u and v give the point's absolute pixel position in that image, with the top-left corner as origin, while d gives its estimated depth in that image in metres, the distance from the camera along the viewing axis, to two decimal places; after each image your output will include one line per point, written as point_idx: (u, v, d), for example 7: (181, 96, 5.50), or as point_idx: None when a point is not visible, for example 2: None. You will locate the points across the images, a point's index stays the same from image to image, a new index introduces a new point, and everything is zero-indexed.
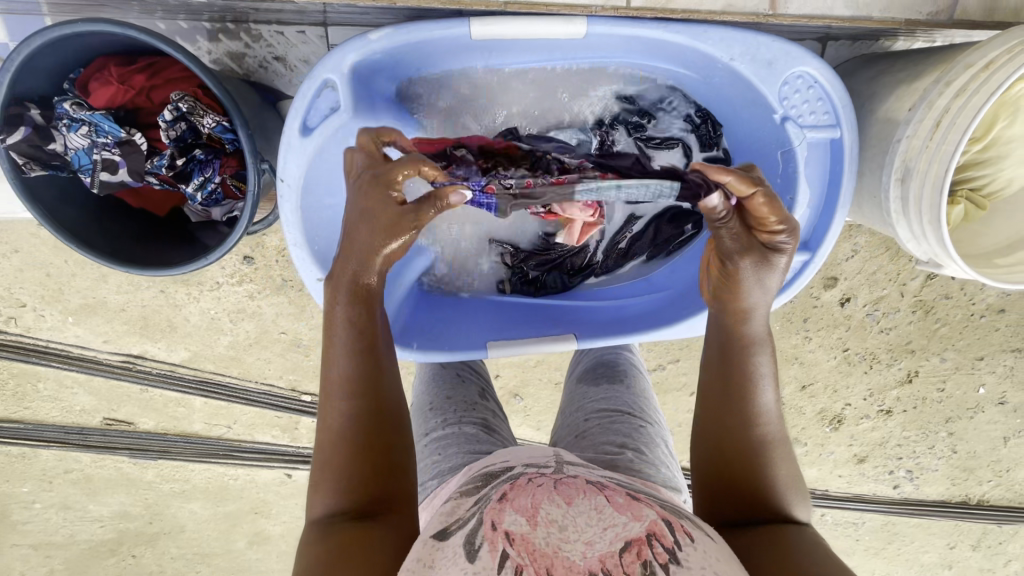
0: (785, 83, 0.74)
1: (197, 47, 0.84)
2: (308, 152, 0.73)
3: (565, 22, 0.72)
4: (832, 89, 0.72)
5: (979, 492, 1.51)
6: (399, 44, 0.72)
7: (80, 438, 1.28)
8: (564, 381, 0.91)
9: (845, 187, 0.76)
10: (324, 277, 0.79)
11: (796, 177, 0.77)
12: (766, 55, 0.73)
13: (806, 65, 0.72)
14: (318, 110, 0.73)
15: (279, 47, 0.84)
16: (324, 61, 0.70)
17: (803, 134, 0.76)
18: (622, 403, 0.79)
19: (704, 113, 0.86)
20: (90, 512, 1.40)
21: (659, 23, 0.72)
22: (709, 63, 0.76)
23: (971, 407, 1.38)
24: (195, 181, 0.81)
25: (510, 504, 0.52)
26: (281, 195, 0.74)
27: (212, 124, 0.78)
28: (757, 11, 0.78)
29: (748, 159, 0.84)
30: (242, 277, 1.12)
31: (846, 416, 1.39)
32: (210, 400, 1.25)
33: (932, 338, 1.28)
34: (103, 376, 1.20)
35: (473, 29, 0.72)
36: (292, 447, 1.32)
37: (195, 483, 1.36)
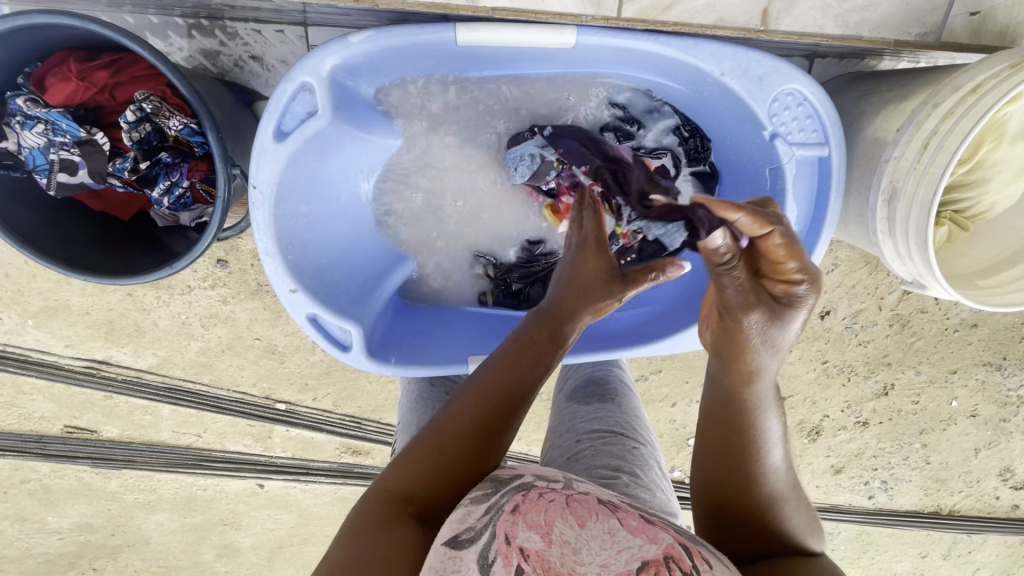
0: (774, 100, 0.74)
1: (168, 43, 0.80)
2: (283, 158, 0.70)
3: (555, 32, 0.71)
4: (821, 107, 0.72)
5: (950, 502, 1.54)
6: (380, 48, 0.70)
7: (39, 446, 1.22)
8: (554, 397, 0.90)
9: (833, 204, 0.75)
10: (297, 287, 0.75)
11: (784, 194, 0.78)
12: (755, 71, 0.72)
13: (795, 83, 0.72)
14: (294, 114, 0.70)
15: (257, 45, 0.81)
16: (302, 64, 0.67)
17: (792, 151, 0.76)
18: (615, 423, 0.78)
19: (693, 127, 0.86)
20: (48, 524, 1.33)
21: (650, 35, 0.72)
22: (699, 77, 0.76)
23: (944, 419, 1.40)
24: (161, 185, 0.79)
25: (523, 518, 0.49)
26: (254, 202, 0.71)
27: (179, 125, 0.75)
28: (748, 26, 0.78)
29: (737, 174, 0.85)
30: (216, 280, 1.08)
31: (823, 427, 1.40)
32: (178, 408, 1.20)
33: (908, 351, 1.30)
34: (64, 382, 1.15)
35: (458, 35, 0.70)
36: (265, 456, 1.28)
37: (161, 493, 1.31)
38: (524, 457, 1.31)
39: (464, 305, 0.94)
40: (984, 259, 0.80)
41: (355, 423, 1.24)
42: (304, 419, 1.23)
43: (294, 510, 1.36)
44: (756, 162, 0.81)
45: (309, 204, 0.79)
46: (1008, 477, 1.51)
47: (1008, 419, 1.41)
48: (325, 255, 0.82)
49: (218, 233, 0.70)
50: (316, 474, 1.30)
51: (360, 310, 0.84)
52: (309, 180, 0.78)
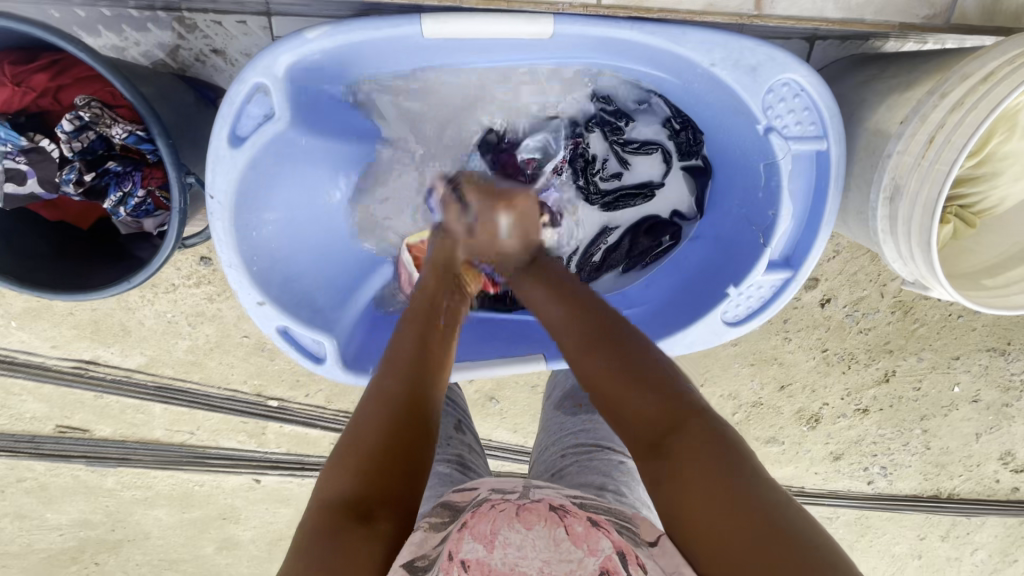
0: (769, 92, 0.70)
1: (124, 37, 0.77)
2: (240, 165, 0.67)
3: (529, 21, 0.67)
4: (819, 99, 0.68)
5: (950, 485, 1.54)
6: (339, 44, 0.66)
7: (32, 446, 1.22)
8: (541, 405, 0.90)
9: (830, 203, 0.72)
10: (264, 301, 0.74)
11: (780, 190, 0.74)
12: (749, 60, 0.68)
13: (791, 72, 0.68)
14: (250, 117, 0.67)
15: (218, 39, 0.77)
16: (255, 63, 0.63)
17: (788, 146, 0.71)
18: (601, 437, 0.77)
19: (684, 120, 0.85)
20: (48, 520, 1.34)
21: (628, 22, 0.67)
22: (688, 67, 0.72)
23: (946, 405, 1.39)
24: (112, 197, 0.76)
25: (470, 531, 0.53)
26: (212, 211, 0.68)
27: (124, 133, 0.73)
28: (741, 11, 0.74)
29: (730, 168, 0.82)
30: (200, 278, 1.06)
31: (823, 415, 1.37)
32: (170, 406, 1.19)
33: (910, 338, 1.27)
34: (54, 384, 1.14)
35: (426, 28, 0.65)
36: (259, 452, 1.27)
37: (158, 489, 1.31)
38: (520, 450, 1.30)
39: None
40: (987, 258, 0.76)
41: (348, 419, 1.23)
42: (297, 415, 1.22)
43: (292, 504, 1.36)
44: (751, 156, 0.77)
45: (275, 210, 0.77)
46: (1009, 461, 1.50)
47: (1011, 403, 1.39)
48: (292, 261, 0.80)
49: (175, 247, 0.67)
50: (312, 469, 1.30)
51: (332, 325, 0.82)
52: (272, 184, 0.74)
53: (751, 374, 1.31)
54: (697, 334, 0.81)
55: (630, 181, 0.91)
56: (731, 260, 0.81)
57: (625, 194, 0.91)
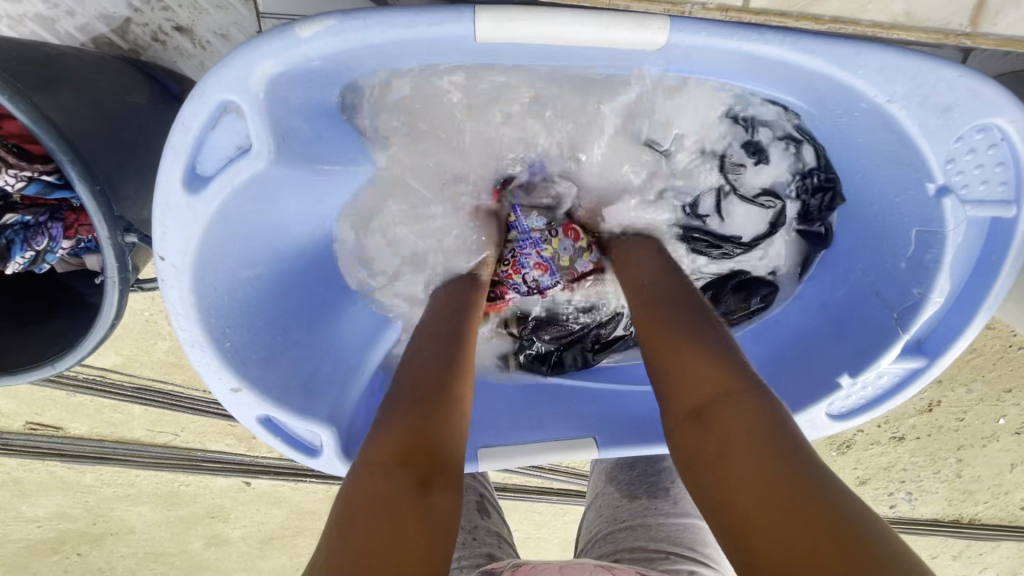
0: (958, 139, 0.58)
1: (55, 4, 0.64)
2: (202, 214, 0.56)
3: (639, 24, 0.52)
4: (1023, 154, 0.56)
5: (973, 511, 1.48)
6: (336, 51, 0.51)
7: (1, 441, 1.11)
8: (591, 500, 0.82)
9: (997, 285, 0.63)
10: (240, 386, 0.65)
11: (937, 266, 0.65)
12: (944, 99, 0.56)
13: (997, 117, 0.56)
14: (217, 148, 0.55)
15: (181, 12, 0.66)
16: (217, 76, 0.50)
17: (964, 211, 0.61)
18: (659, 533, 0.68)
19: (829, 177, 0.73)
20: (24, 513, 1.26)
21: (785, 40, 0.53)
22: (851, 102, 0.59)
23: (986, 436, 1.30)
24: (22, 256, 0.68)
25: None
26: (166, 278, 0.58)
27: (15, 181, 0.64)
28: (954, 28, 0.60)
29: (872, 224, 0.73)
30: None
31: (855, 441, 1.28)
32: (150, 408, 1.08)
33: (962, 368, 1.17)
34: (19, 380, 1.02)
35: (480, 30, 0.51)
36: (250, 456, 1.18)
37: (142, 487, 1.22)
38: (529, 466, 1.21)
39: (485, 371, 0.86)
40: None
41: None
42: None
43: (285, 506, 1.28)
44: (901, 216, 0.68)
45: (252, 267, 0.66)
46: None
47: None
48: (284, 322, 0.71)
49: (112, 323, 0.61)
50: (306, 474, 1.21)
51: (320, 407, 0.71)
52: (246, 229, 0.62)
53: None
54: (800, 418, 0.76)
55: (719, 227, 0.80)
56: (855, 336, 0.75)
57: (704, 240, 0.80)
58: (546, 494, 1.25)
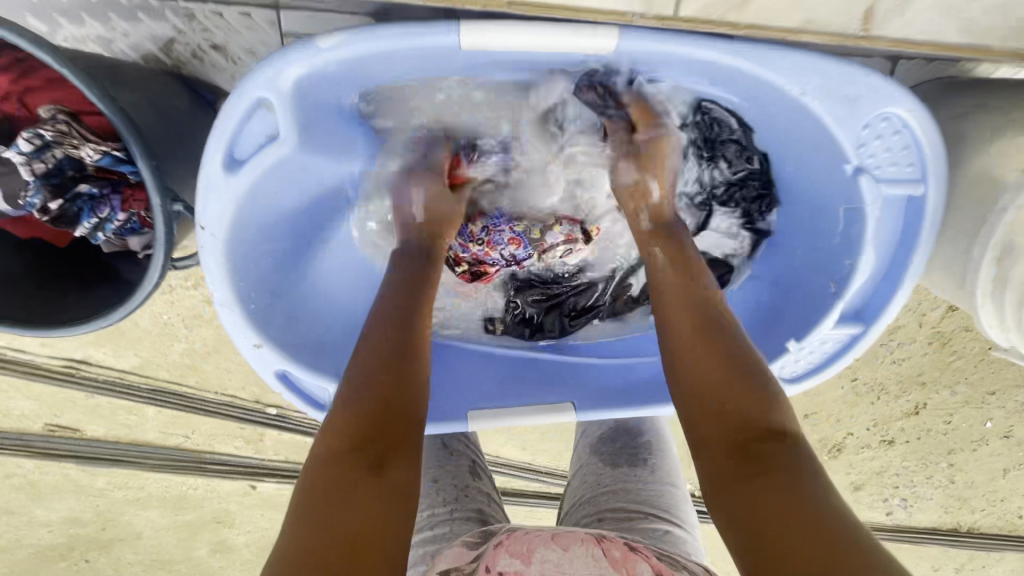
0: (865, 127, 0.65)
1: (111, 27, 0.69)
2: (234, 193, 0.62)
3: (593, 33, 0.59)
4: (924, 136, 0.63)
5: (970, 519, 1.49)
6: (357, 56, 0.58)
7: (21, 443, 1.16)
8: (573, 451, 0.84)
9: (916, 257, 0.69)
10: (262, 343, 0.71)
11: (860, 238, 0.70)
12: (849, 92, 0.63)
13: (896, 105, 0.62)
14: (250, 137, 0.61)
15: (218, 33, 0.70)
16: (254, 77, 0.57)
17: (879, 190, 0.67)
18: (643, 500, 0.71)
19: (767, 182, 0.81)
20: (37, 517, 1.29)
21: (719, 44, 0.61)
22: (774, 95, 0.66)
23: (975, 440, 1.32)
24: (88, 222, 0.72)
25: (505, 549, 0.59)
26: (203, 244, 0.64)
27: (93, 154, 0.68)
28: (846, 31, 0.68)
29: (801, 206, 0.78)
30: (198, 279, 0.99)
31: (846, 445, 1.31)
32: (164, 409, 1.13)
33: (944, 370, 1.20)
34: (42, 382, 1.08)
35: (462, 39, 0.58)
36: (257, 459, 1.22)
37: (152, 491, 1.26)
38: (527, 469, 1.24)
39: (472, 338, 0.90)
40: None
41: None
42: (298, 424, 1.16)
43: None
44: (830, 199, 0.73)
45: (273, 241, 0.72)
46: None
47: None
48: (302, 290, 0.79)
49: (156, 283, 0.63)
50: None
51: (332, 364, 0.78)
52: (273, 208, 0.69)
53: None
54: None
55: None
56: (796, 307, 0.79)
57: None
58: (544, 498, 1.27)
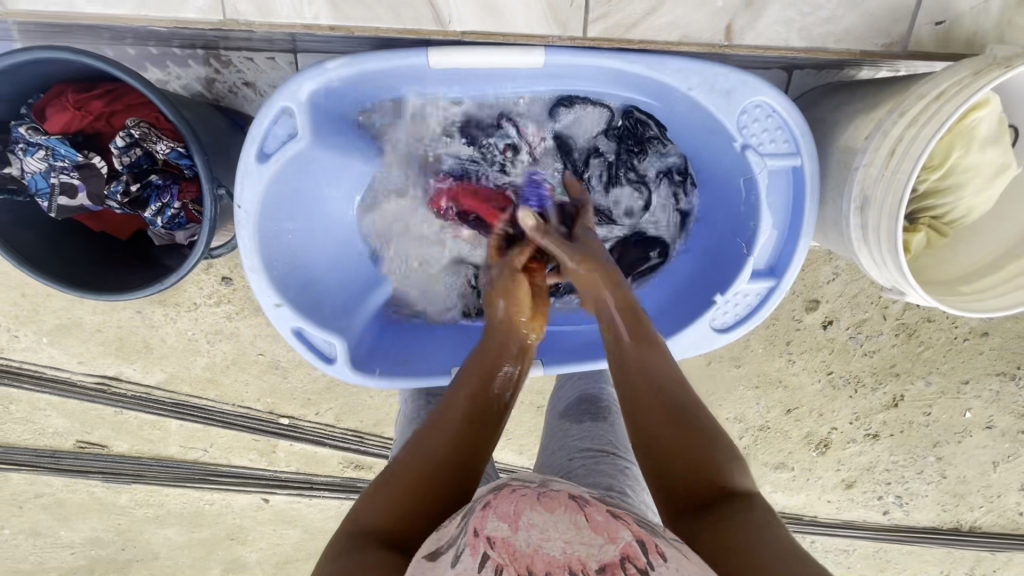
0: (743, 112, 0.74)
1: (167, 72, 0.85)
2: (264, 179, 0.73)
3: (524, 52, 0.73)
4: (790, 119, 0.73)
5: (971, 518, 1.47)
6: (355, 74, 0.73)
7: (52, 461, 1.25)
8: (547, 411, 0.92)
9: (807, 217, 0.76)
10: (282, 302, 0.79)
11: (758, 203, 0.78)
12: (723, 85, 0.73)
13: (763, 95, 0.73)
14: (275, 136, 0.73)
15: (249, 72, 0.85)
16: (281, 90, 0.70)
17: (764, 161, 0.76)
18: (607, 443, 0.79)
19: (684, 171, 0.91)
20: (61, 538, 1.36)
21: (617, 53, 0.72)
22: (669, 91, 0.77)
23: (959, 431, 1.36)
24: (153, 207, 0.80)
25: (493, 510, 0.53)
26: (240, 221, 0.74)
27: (166, 149, 0.79)
28: (712, 41, 0.79)
29: (714, 181, 0.87)
30: (220, 297, 1.11)
31: (832, 440, 1.36)
32: (185, 422, 1.22)
33: (916, 361, 1.27)
34: (77, 399, 1.19)
35: (431, 60, 0.72)
36: (269, 471, 1.29)
37: (169, 508, 1.32)
38: (525, 473, 1.30)
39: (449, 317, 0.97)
40: (970, 264, 0.76)
41: (358, 437, 1.25)
42: (308, 433, 1.24)
43: (299, 526, 1.35)
44: (732, 173, 0.82)
45: (294, 222, 0.83)
46: None
47: None
48: (314, 268, 0.87)
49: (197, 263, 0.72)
50: (319, 488, 1.31)
51: (344, 328, 0.86)
52: (292, 198, 0.80)
53: (756, 397, 1.32)
54: (686, 340, 0.84)
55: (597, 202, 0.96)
56: (719, 271, 0.86)
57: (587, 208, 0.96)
58: None
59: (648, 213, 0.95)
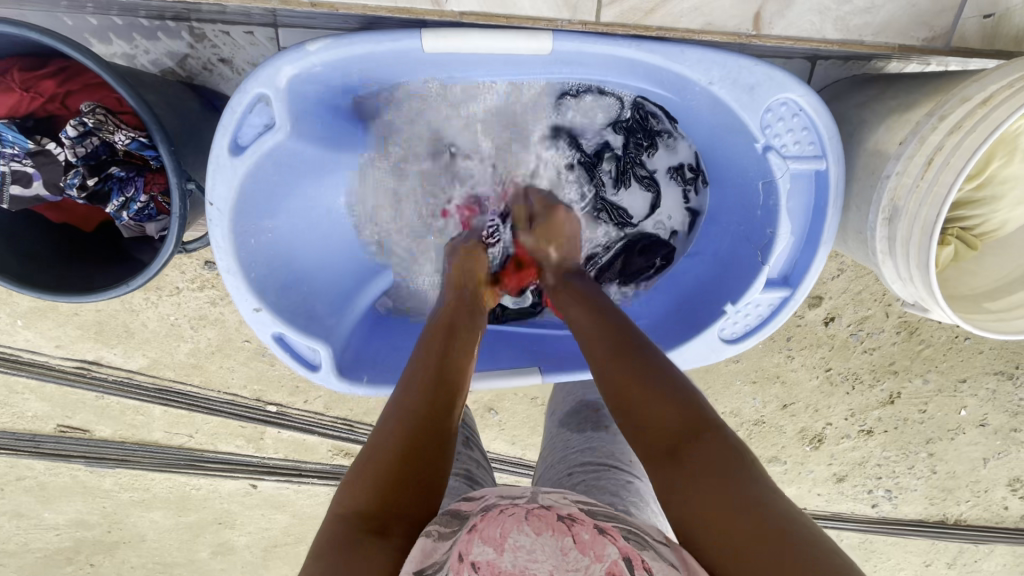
0: (768, 110, 0.69)
1: (134, 45, 0.78)
2: (241, 173, 0.68)
3: (529, 37, 0.67)
4: (817, 117, 0.68)
5: (957, 511, 1.48)
6: (340, 56, 0.67)
7: (33, 445, 1.22)
8: (546, 420, 0.90)
9: (828, 223, 0.72)
10: (262, 306, 0.75)
11: (777, 209, 0.74)
12: (747, 80, 0.68)
13: (789, 92, 0.68)
14: (251, 126, 0.68)
15: (226, 48, 0.79)
16: (256, 74, 0.65)
17: (786, 165, 0.71)
18: (608, 455, 0.76)
19: (696, 168, 0.87)
20: (45, 520, 1.34)
21: (632, 41, 0.67)
22: (687, 85, 0.72)
23: (952, 428, 1.35)
24: (116, 201, 0.76)
25: (478, 535, 0.51)
26: (212, 219, 0.69)
27: (126, 139, 0.73)
28: (739, 30, 0.73)
29: (731, 184, 0.82)
30: (203, 282, 1.06)
31: (826, 435, 1.36)
32: (170, 408, 1.19)
33: (915, 359, 1.26)
34: (55, 383, 1.15)
35: (425, 43, 0.66)
36: (257, 457, 1.26)
37: (155, 492, 1.30)
38: (517, 463, 1.28)
39: None
40: (992, 279, 0.73)
41: (347, 425, 1.23)
42: (296, 421, 1.22)
43: (288, 511, 1.34)
44: (750, 174, 0.77)
45: (274, 218, 0.77)
46: (1018, 488, 1.43)
47: (1020, 428, 1.35)
48: (297, 266, 0.82)
49: (169, 257, 0.67)
50: (308, 475, 1.29)
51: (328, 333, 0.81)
52: (272, 192, 0.75)
53: (753, 392, 1.30)
54: (693, 350, 0.81)
55: (611, 198, 0.91)
56: (728, 278, 0.82)
57: (602, 206, 0.91)
58: None
59: (655, 213, 0.91)
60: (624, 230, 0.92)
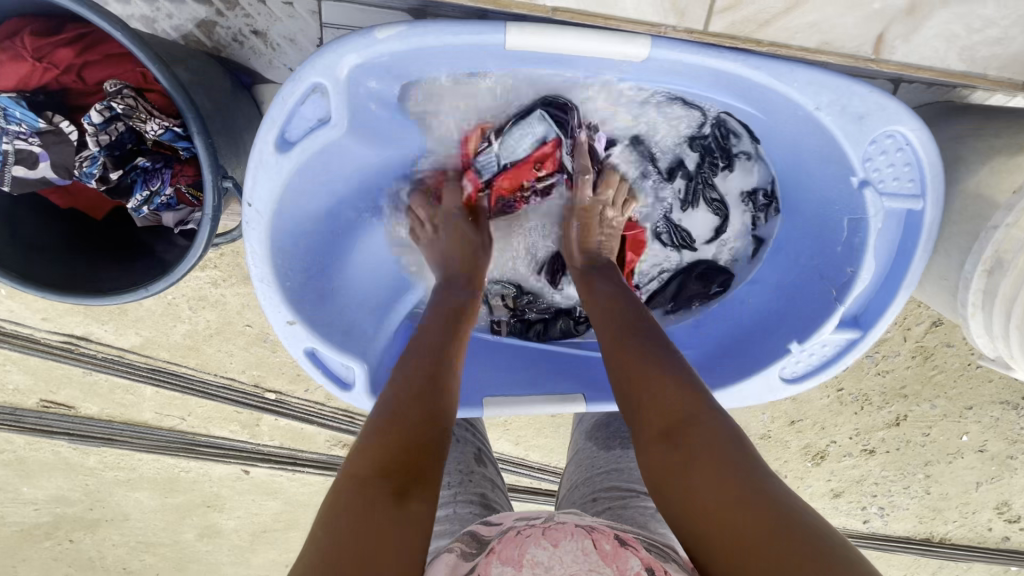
0: (872, 143, 0.68)
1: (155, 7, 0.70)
2: (286, 170, 0.65)
3: (623, 40, 0.62)
4: (924, 154, 0.67)
5: (943, 530, 1.50)
6: (409, 47, 0.61)
7: (13, 419, 1.16)
8: (571, 436, 0.88)
9: (914, 264, 0.72)
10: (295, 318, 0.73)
11: (863, 247, 0.74)
12: (857, 108, 0.66)
13: (901, 125, 0.66)
14: (302, 118, 0.65)
15: (260, 19, 0.71)
16: (314, 62, 0.60)
17: (881, 203, 0.71)
18: (634, 479, 0.73)
19: (771, 194, 0.85)
20: (23, 494, 1.28)
21: (736, 54, 0.63)
22: (791, 109, 0.69)
23: (951, 452, 1.36)
24: (139, 194, 0.71)
25: (497, 555, 0.48)
26: (248, 220, 0.66)
27: (159, 130, 0.67)
28: (858, 53, 0.70)
29: (813, 214, 0.81)
30: (206, 261, 1.00)
31: (829, 452, 1.36)
32: (161, 389, 1.14)
33: (926, 383, 1.25)
34: (40, 356, 1.08)
35: (508, 38, 0.61)
36: (251, 443, 1.22)
37: (142, 472, 1.25)
38: (519, 463, 1.25)
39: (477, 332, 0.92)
40: None
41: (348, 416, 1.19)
42: (295, 410, 1.17)
43: (280, 498, 1.30)
44: (835, 207, 0.77)
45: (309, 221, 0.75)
46: (1005, 511, 1.46)
47: (1016, 455, 1.36)
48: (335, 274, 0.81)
49: (206, 244, 0.61)
50: (303, 464, 1.25)
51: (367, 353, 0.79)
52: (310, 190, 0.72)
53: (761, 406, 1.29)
54: (751, 388, 0.80)
55: (676, 218, 0.91)
56: (797, 309, 0.82)
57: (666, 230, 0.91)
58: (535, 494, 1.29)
59: (720, 237, 0.90)
60: (688, 253, 0.92)
